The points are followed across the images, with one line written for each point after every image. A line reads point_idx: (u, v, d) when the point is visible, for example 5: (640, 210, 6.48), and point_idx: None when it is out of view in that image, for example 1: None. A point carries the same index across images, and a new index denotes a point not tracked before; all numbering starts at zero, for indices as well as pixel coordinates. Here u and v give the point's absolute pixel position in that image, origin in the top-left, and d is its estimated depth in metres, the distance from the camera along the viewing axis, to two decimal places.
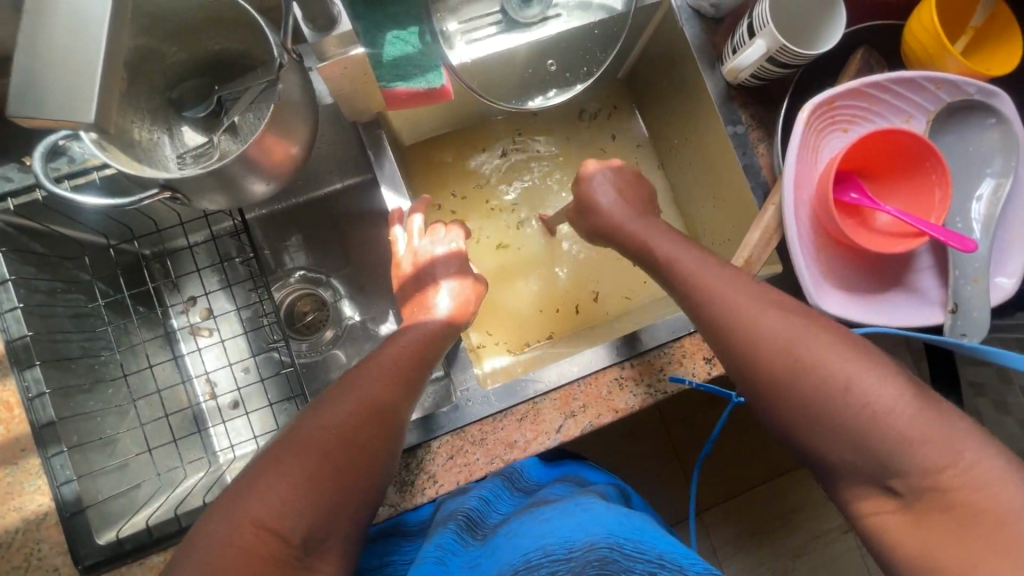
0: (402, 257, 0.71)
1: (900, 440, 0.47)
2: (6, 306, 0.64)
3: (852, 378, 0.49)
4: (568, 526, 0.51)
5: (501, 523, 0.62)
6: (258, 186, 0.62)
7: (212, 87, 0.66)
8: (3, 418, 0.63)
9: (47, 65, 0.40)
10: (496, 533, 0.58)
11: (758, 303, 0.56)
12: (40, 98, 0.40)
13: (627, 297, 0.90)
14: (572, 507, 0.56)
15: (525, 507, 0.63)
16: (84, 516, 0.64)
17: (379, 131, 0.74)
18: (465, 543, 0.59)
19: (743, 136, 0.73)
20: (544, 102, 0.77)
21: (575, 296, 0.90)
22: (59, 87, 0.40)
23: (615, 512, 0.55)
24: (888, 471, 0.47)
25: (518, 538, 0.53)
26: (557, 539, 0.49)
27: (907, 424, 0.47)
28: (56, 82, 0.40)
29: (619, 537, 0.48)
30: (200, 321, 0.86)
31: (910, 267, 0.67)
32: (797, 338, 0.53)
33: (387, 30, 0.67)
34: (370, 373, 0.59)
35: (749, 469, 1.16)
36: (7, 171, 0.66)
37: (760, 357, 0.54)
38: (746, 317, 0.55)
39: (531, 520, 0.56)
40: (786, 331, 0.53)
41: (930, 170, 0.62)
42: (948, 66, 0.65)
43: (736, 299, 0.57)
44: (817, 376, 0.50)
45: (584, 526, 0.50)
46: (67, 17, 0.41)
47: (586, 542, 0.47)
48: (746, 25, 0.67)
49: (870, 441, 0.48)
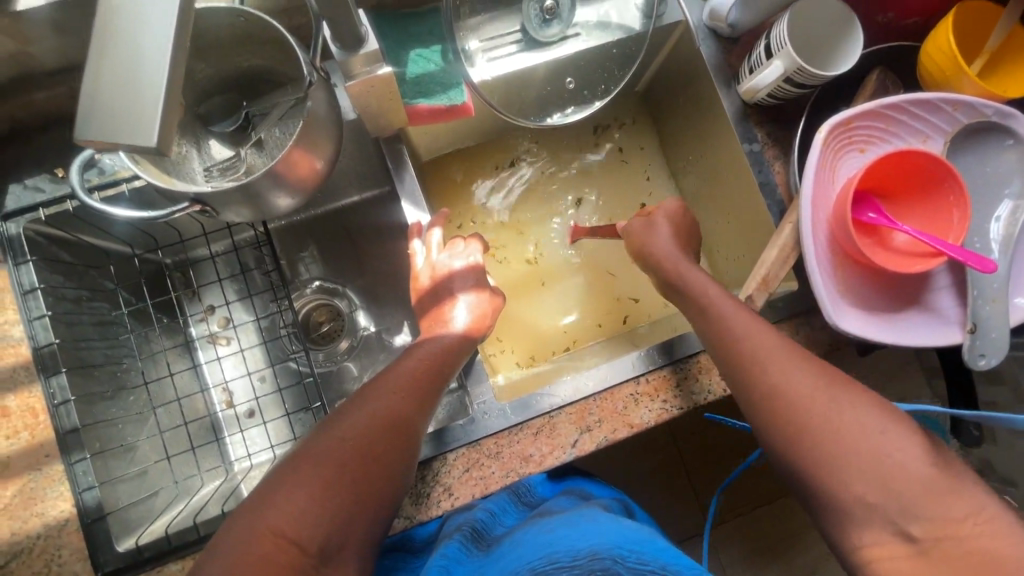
0: (421, 270, 0.72)
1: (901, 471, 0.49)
2: (35, 313, 0.66)
3: (846, 416, 0.52)
4: (571, 535, 0.52)
5: (505, 534, 0.62)
6: (282, 200, 0.64)
7: (239, 103, 0.67)
8: (28, 424, 0.64)
9: (117, 78, 0.35)
10: (500, 544, 0.58)
11: (757, 345, 0.58)
12: (112, 118, 0.35)
13: (662, 304, 0.91)
14: (575, 519, 0.56)
15: (527, 521, 0.63)
16: (104, 522, 0.65)
17: (400, 146, 0.75)
18: (470, 554, 0.59)
19: (759, 154, 0.74)
20: (562, 119, 0.77)
21: (606, 305, 0.91)
22: (126, 100, 0.35)
23: (623, 526, 0.55)
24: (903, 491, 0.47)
25: (523, 547, 0.53)
26: (560, 548, 0.49)
27: (904, 461, 0.49)
28: (124, 97, 0.35)
29: (622, 549, 0.48)
30: (219, 330, 0.86)
31: (927, 287, 0.67)
32: (792, 377, 0.55)
33: (411, 48, 0.71)
34: (388, 384, 0.60)
35: (760, 486, 1.15)
36: (39, 183, 0.69)
37: (762, 400, 0.56)
38: (752, 353, 0.57)
39: (537, 531, 0.56)
40: (781, 369, 0.56)
41: (948, 192, 0.62)
42: (965, 87, 0.65)
43: (731, 344, 0.59)
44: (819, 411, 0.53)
45: (588, 536, 0.51)
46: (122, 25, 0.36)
47: (590, 551, 0.47)
48: (763, 46, 0.68)
49: (870, 480, 0.49)
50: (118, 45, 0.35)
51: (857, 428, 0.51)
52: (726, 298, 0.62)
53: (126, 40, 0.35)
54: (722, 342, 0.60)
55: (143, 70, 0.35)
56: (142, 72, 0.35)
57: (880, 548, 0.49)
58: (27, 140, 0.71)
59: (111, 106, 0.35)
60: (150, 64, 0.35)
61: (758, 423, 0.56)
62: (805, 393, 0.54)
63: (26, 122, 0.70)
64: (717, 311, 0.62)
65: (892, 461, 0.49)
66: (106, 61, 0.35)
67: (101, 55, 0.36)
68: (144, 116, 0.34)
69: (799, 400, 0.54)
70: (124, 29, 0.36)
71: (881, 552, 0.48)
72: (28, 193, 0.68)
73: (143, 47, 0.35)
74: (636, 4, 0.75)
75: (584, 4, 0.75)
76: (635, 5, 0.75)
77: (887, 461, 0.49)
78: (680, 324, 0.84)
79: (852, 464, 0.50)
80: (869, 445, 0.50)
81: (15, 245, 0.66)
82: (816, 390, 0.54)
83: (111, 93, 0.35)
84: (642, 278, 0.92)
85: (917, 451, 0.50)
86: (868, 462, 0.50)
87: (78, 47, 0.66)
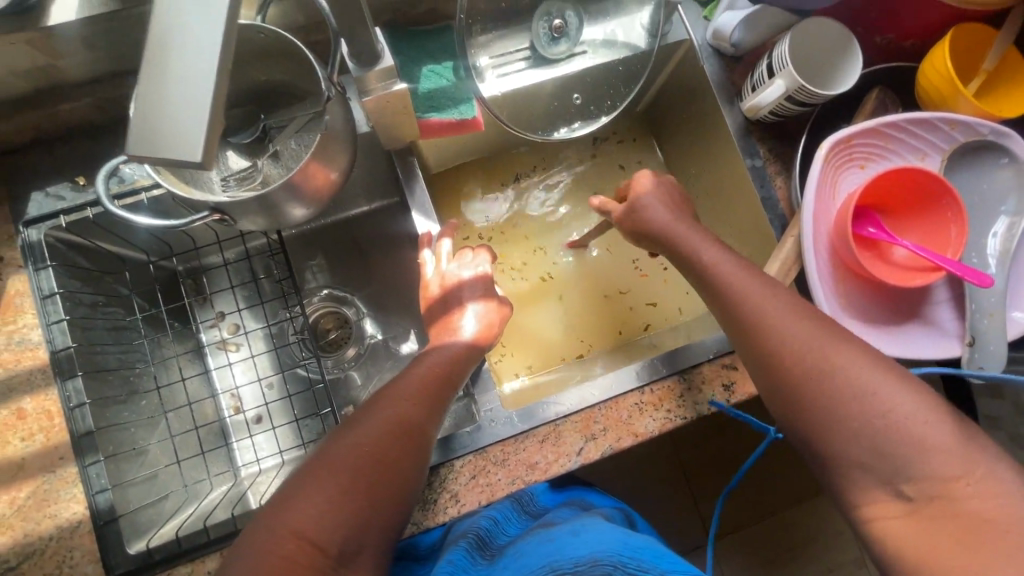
0: (431, 280, 0.73)
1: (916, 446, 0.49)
2: (54, 318, 0.68)
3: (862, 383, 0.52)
4: (573, 544, 0.53)
5: (508, 545, 0.63)
6: (298, 210, 0.65)
7: (257, 116, 0.69)
8: (44, 426, 0.65)
9: (164, 93, 0.33)
10: (505, 554, 0.59)
11: (773, 312, 0.58)
12: (158, 138, 0.32)
13: (675, 311, 0.92)
14: (577, 528, 0.57)
15: (530, 532, 0.63)
16: (116, 525, 0.66)
17: (410, 159, 0.77)
18: (474, 562, 0.60)
19: (761, 169, 0.76)
20: (568, 133, 0.80)
21: (618, 313, 0.93)
22: (169, 120, 0.32)
23: (622, 535, 0.55)
24: (898, 488, 0.49)
25: (526, 557, 0.54)
26: (562, 556, 0.51)
27: (921, 436, 0.49)
28: (170, 115, 0.32)
29: (624, 555, 0.49)
30: (229, 336, 0.87)
31: (927, 300, 0.69)
32: (807, 342, 0.55)
33: (424, 64, 0.73)
34: (398, 391, 0.61)
35: (761, 498, 1.16)
36: (61, 191, 0.71)
37: (776, 365, 0.56)
38: (775, 342, 0.56)
39: (539, 541, 0.57)
40: (795, 334, 0.56)
41: (946, 208, 0.64)
42: (962, 107, 0.67)
43: (744, 310, 0.59)
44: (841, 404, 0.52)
45: (590, 544, 0.52)
46: (168, 37, 0.33)
47: (591, 558, 0.49)
48: (765, 65, 0.70)
49: (881, 450, 0.50)
50: (159, 61, 0.33)
51: (872, 395, 0.51)
52: (747, 282, 0.61)
53: (171, 56, 0.33)
54: (744, 315, 0.59)
55: (189, 89, 0.32)
56: (192, 89, 0.32)
57: (883, 551, 0.50)
58: (48, 149, 0.73)
59: (158, 121, 0.32)
60: (197, 80, 0.32)
61: (778, 412, 0.57)
62: (821, 357, 0.54)
63: (49, 132, 0.72)
64: (730, 277, 0.62)
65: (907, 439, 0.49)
66: (153, 78, 0.33)
67: (148, 69, 0.33)
68: (189, 135, 0.32)
69: (812, 366, 0.54)
70: (169, 41, 0.33)
71: (882, 554, 0.49)
72: (49, 201, 0.70)
73: (188, 62, 0.33)
74: (642, 22, 0.76)
75: (591, 23, 0.77)
76: (641, 25, 0.76)
77: (902, 432, 0.49)
78: (692, 331, 0.85)
79: (865, 431, 0.51)
80: (885, 416, 0.50)
81: (35, 251, 0.68)
82: (832, 354, 0.54)
83: (154, 107, 0.33)
84: (654, 286, 0.94)
85: (937, 424, 0.49)
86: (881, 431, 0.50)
87: (104, 62, 0.68)
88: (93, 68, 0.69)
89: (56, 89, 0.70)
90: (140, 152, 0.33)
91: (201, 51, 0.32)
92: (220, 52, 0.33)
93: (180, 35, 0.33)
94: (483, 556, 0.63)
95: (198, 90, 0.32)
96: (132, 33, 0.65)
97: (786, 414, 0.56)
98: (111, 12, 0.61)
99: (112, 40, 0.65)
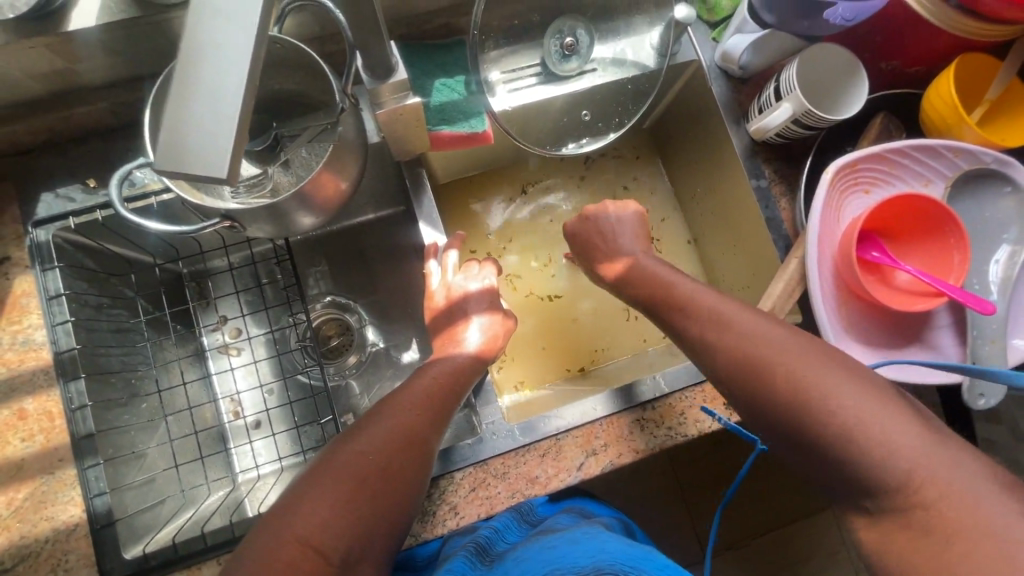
0: (436, 290, 0.74)
1: (885, 450, 0.47)
2: (58, 319, 0.68)
3: (823, 386, 0.52)
4: (574, 553, 0.52)
5: (510, 551, 0.61)
6: (307, 219, 0.66)
7: (268, 124, 0.70)
8: (44, 427, 0.66)
9: (193, 107, 0.33)
10: (504, 560, 0.58)
11: (730, 323, 0.61)
12: (187, 152, 0.33)
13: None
14: (577, 536, 0.56)
15: (530, 539, 0.62)
16: (113, 529, 0.65)
17: (419, 169, 0.78)
18: (475, 569, 0.59)
19: (766, 190, 0.76)
20: (576, 149, 0.81)
21: (619, 328, 0.93)
22: (197, 134, 0.33)
23: (620, 543, 0.55)
24: (871, 505, 0.48)
25: (527, 564, 0.53)
26: (564, 564, 0.51)
27: (888, 439, 0.48)
28: (198, 128, 0.33)
29: (624, 563, 0.49)
30: (231, 341, 0.87)
31: (928, 324, 0.69)
32: (766, 349, 0.56)
33: (436, 78, 0.74)
34: (402, 401, 0.61)
35: (756, 516, 1.16)
36: (71, 193, 0.71)
37: (737, 374, 0.57)
38: (740, 353, 0.58)
39: (539, 548, 0.56)
40: (758, 340, 0.57)
41: (949, 234, 0.65)
42: (965, 135, 0.68)
43: (705, 324, 0.62)
44: (804, 415, 0.52)
45: (589, 553, 0.51)
46: (199, 51, 0.33)
47: (591, 566, 0.48)
48: (772, 88, 0.71)
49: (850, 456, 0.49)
50: (188, 74, 0.33)
51: (836, 397, 0.51)
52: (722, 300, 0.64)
53: (201, 71, 0.33)
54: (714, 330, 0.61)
55: (220, 104, 0.33)
56: (221, 103, 0.33)
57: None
58: (60, 151, 0.73)
59: (188, 137, 0.33)
60: (227, 95, 0.33)
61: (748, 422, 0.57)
62: (782, 363, 0.55)
63: (62, 134, 0.73)
64: (696, 296, 0.66)
65: (874, 443, 0.48)
66: (180, 90, 0.33)
67: (176, 82, 0.33)
68: (216, 150, 0.33)
69: (773, 371, 0.55)
70: (199, 55, 0.33)
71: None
72: (60, 202, 0.71)
73: (216, 76, 0.33)
74: (652, 42, 0.77)
75: (602, 41, 0.77)
76: (650, 44, 0.77)
77: (868, 434, 0.48)
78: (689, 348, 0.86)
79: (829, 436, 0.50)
80: (851, 418, 0.49)
81: (42, 251, 0.68)
82: (790, 359, 0.55)
83: (183, 119, 0.33)
84: None
85: (902, 424, 0.48)
86: (848, 434, 0.49)
87: (121, 66, 0.69)
88: (110, 71, 0.69)
89: (73, 92, 0.70)
90: (167, 163, 0.33)
91: (232, 67, 0.33)
92: (249, 68, 0.33)
93: (210, 50, 0.33)
94: (484, 561, 0.61)
95: (226, 105, 0.33)
96: (151, 40, 0.66)
97: (759, 423, 0.56)
98: (131, 19, 0.62)
99: (131, 45, 0.66)
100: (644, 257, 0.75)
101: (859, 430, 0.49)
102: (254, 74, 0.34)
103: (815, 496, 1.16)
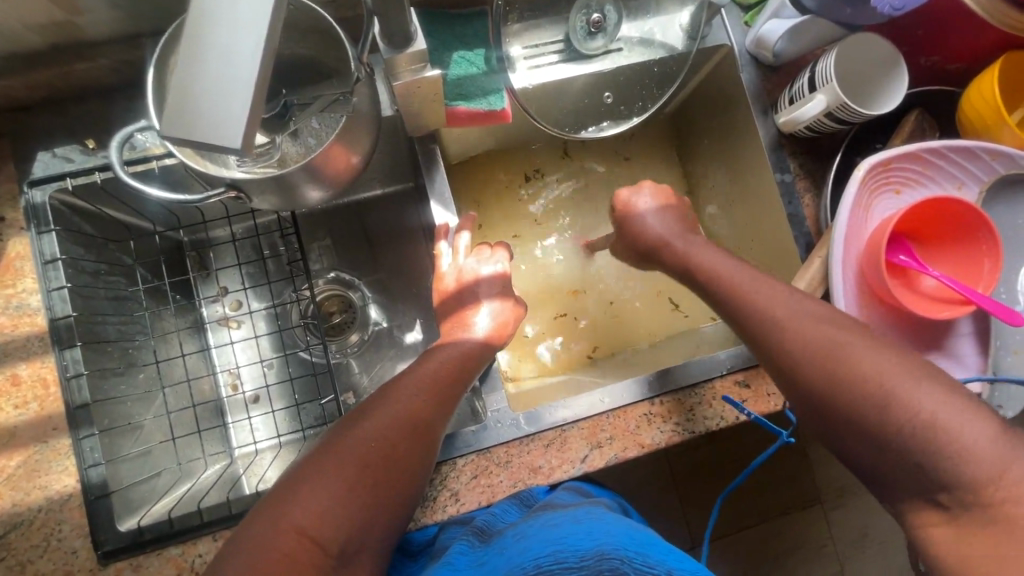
0: (446, 273, 0.72)
1: (965, 453, 0.47)
2: (54, 285, 0.65)
3: (895, 401, 0.49)
4: (576, 534, 0.49)
5: (509, 527, 0.60)
6: (314, 192, 0.63)
7: (278, 90, 0.65)
8: (38, 394, 0.64)
9: (212, 79, 0.37)
10: (503, 536, 0.56)
11: (800, 319, 0.58)
12: (201, 119, 0.37)
13: (680, 317, 0.92)
14: (580, 516, 0.53)
15: (529, 516, 0.59)
16: (108, 501, 0.64)
17: (433, 147, 0.75)
18: (473, 548, 0.57)
19: (790, 185, 0.74)
20: (596, 133, 0.77)
21: (623, 319, 0.91)
22: (215, 101, 0.37)
23: (626, 527, 0.53)
24: (941, 516, 0.48)
25: (525, 542, 0.51)
26: (566, 546, 0.48)
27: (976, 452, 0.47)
28: (213, 102, 0.37)
29: (629, 549, 0.46)
30: (232, 313, 0.85)
31: (951, 332, 0.68)
32: (838, 350, 0.54)
33: (454, 50, 0.71)
34: (409, 383, 0.60)
35: (748, 509, 1.15)
36: (69, 153, 0.68)
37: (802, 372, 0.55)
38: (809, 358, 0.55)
39: (538, 527, 0.53)
40: (832, 350, 0.54)
41: (982, 241, 0.62)
42: (1005, 138, 0.66)
43: (771, 317, 0.59)
44: (885, 429, 0.49)
45: (594, 535, 0.49)
46: (217, 18, 0.37)
47: (597, 550, 0.46)
48: (806, 79, 0.68)
49: (929, 467, 0.47)
50: (210, 47, 0.37)
51: (914, 405, 0.49)
52: (775, 299, 0.61)
53: (220, 39, 0.37)
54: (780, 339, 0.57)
55: (240, 78, 0.36)
56: (238, 70, 0.36)
57: None
58: (60, 110, 0.70)
59: (207, 105, 0.37)
60: (247, 73, 0.36)
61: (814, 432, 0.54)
62: (864, 374, 0.51)
63: (60, 90, 0.69)
64: (755, 298, 0.61)
65: (947, 447, 0.47)
66: (198, 63, 0.37)
67: (197, 52, 0.37)
68: (232, 118, 0.36)
69: (863, 382, 0.51)
70: (219, 25, 0.37)
71: None
72: (57, 161, 0.67)
73: (237, 50, 0.37)
74: (681, 23, 0.74)
75: (630, 19, 0.73)
76: (679, 25, 0.74)
77: (952, 432, 0.47)
78: (697, 342, 0.84)
79: (912, 452, 0.48)
80: (933, 445, 0.47)
81: (40, 213, 0.65)
82: (867, 370, 0.51)
83: (201, 91, 0.37)
84: (664, 292, 0.93)
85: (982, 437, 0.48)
86: (926, 438, 0.48)
87: (124, 21, 0.65)
88: (109, 25, 0.65)
89: (71, 46, 0.67)
90: (184, 128, 0.37)
91: (249, 41, 0.37)
92: (267, 39, 0.36)
93: (226, 20, 0.37)
94: (480, 542, 0.58)
95: (241, 76, 0.36)
96: None
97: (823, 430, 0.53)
98: None
99: None
100: (683, 250, 0.71)
101: (929, 429, 0.48)
102: (268, 48, 0.37)
103: (809, 490, 1.16)
